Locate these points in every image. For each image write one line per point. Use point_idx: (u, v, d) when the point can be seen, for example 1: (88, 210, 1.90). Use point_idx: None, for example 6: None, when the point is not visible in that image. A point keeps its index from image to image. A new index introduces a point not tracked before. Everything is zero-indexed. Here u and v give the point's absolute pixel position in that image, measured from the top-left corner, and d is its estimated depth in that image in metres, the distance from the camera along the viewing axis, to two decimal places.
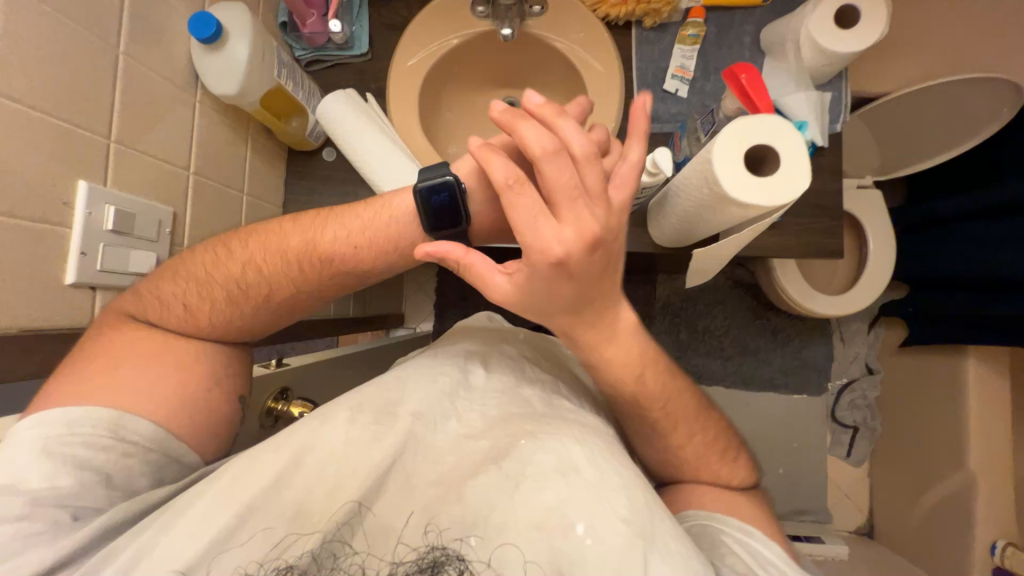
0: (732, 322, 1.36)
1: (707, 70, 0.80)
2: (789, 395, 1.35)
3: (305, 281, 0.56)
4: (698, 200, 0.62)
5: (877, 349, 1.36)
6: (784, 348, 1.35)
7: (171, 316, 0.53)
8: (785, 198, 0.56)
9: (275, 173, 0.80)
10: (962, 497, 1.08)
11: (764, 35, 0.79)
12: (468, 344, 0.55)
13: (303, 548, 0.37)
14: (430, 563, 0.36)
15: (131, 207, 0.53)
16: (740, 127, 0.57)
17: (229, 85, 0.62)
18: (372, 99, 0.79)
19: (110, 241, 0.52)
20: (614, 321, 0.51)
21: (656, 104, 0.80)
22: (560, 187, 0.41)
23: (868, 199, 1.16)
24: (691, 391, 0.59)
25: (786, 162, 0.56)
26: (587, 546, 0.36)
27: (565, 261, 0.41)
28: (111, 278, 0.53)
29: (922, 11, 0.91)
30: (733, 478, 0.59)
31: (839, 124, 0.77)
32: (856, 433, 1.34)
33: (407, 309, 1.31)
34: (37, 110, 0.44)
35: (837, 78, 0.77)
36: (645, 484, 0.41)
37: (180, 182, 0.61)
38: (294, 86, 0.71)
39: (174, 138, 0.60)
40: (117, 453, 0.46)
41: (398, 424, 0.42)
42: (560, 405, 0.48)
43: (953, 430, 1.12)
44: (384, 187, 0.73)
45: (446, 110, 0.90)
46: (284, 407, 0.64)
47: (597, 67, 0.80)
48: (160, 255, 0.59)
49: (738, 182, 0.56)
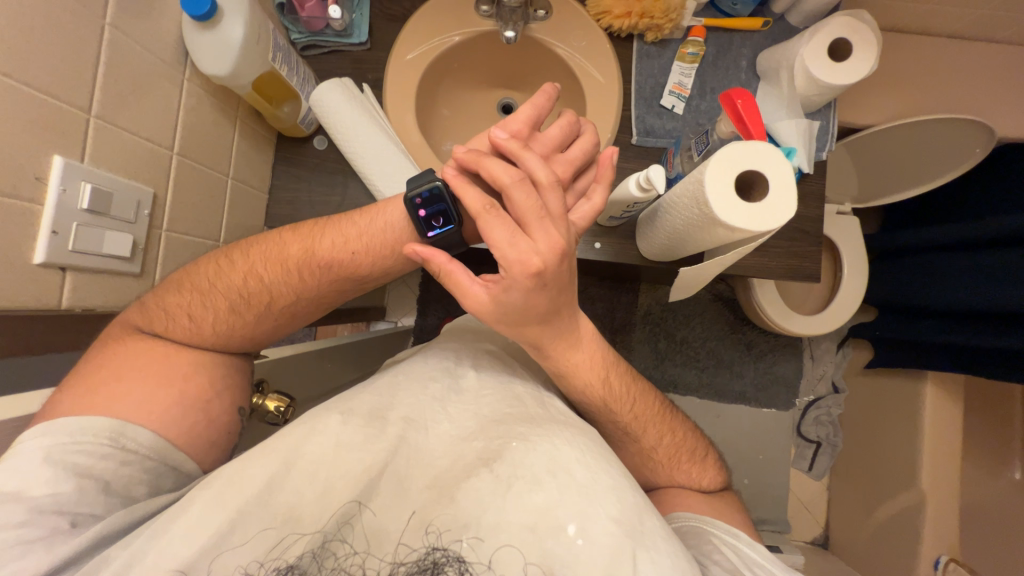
0: (709, 334, 1.39)
1: (704, 90, 0.82)
2: (758, 408, 1.39)
3: (306, 289, 0.55)
4: (686, 219, 0.63)
5: (844, 368, 1.41)
6: (757, 362, 1.39)
7: (176, 328, 0.51)
8: (770, 225, 0.57)
9: (262, 158, 0.77)
10: (912, 513, 1.14)
11: (760, 60, 0.81)
12: (454, 346, 0.54)
13: (303, 547, 0.35)
14: (430, 565, 0.35)
15: (109, 185, 0.50)
16: (730, 152, 0.58)
17: (221, 64, 0.59)
18: (368, 92, 0.78)
19: (85, 222, 0.48)
20: (578, 328, 0.52)
21: (653, 118, 0.81)
22: (527, 209, 0.44)
23: (845, 225, 1.22)
24: (658, 396, 0.61)
25: (774, 189, 0.58)
26: (579, 547, 0.36)
27: (542, 274, 0.43)
28: (84, 261, 0.49)
29: (908, 49, 0.94)
30: (702, 478, 0.60)
31: (825, 152, 0.80)
32: (819, 448, 1.40)
33: (389, 303, 1.28)
34: (14, 79, 0.41)
35: (827, 107, 0.80)
36: (633, 483, 0.42)
37: (162, 161, 0.58)
38: (289, 71, 0.68)
39: (158, 117, 0.57)
40: (116, 462, 0.43)
41: (388, 429, 0.41)
42: (550, 403, 0.48)
43: (908, 450, 1.18)
44: (378, 181, 0.72)
45: (442, 107, 0.89)
46: (260, 402, 0.57)
47: (598, 77, 0.80)
48: (136, 237, 0.55)
49: (726, 205, 0.57)
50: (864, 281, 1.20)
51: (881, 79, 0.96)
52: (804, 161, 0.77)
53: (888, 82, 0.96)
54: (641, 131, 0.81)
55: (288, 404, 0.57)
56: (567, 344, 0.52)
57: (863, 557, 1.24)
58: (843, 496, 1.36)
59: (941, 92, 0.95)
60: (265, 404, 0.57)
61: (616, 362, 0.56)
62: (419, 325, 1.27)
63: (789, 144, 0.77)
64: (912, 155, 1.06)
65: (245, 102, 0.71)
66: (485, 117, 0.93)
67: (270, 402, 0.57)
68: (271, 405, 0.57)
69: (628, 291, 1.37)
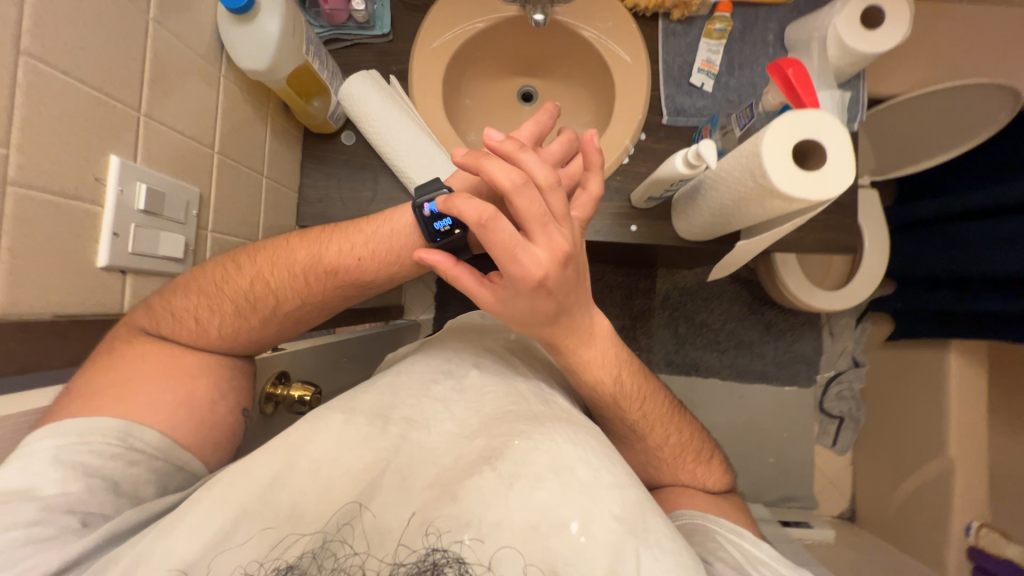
0: (728, 316, 1.34)
1: (732, 66, 0.78)
2: (781, 387, 1.34)
3: (310, 293, 0.56)
4: (736, 193, 0.61)
5: (863, 342, 1.34)
6: (777, 342, 1.34)
7: (183, 331, 0.52)
8: (831, 193, 0.55)
9: (291, 155, 0.78)
10: (938, 484, 1.09)
11: (789, 33, 0.77)
12: (458, 346, 0.55)
13: (303, 547, 0.35)
14: (430, 566, 0.34)
15: (161, 186, 0.52)
16: (795, 119, 0.55)
17: (258, 59, 0.61)
18: (394, 82, 0.78)
19: (142, 223, 0.50)
20: (591, 325, 0.52)
21: (683, 97, 0.78)
22: (530, 215, 0.42)
23: (868, 202, 1.15)
24: (664, 391, 0.60)
25: (832, 157, 0.55)
26: (583, 544, 0.36)
27: (545, 282, 0.43)
28: (141, 262, 0.51)
29: (966, 12, 0.86)
30: (707, 479, 0.59)
31: (856, 123, 0.76)
32: (842, 423, 1.34)
33: (408, 300, 1.29)
34: (70, 76, 0.42)
35: (856, 79, 0.75)
36: (637, 481, 0.42)
37: (205, 159, 0.60)
38: (320, 65, 0.69)
39: (198, 114, 0.58)
40: (124, 461, 0.45)
41: (391, 428, 0.42)
42: (554, 402, 0.48)
43: (934, 426, 1.11)
44: (408, 171, 0.73)
45: (465, 96, 0.87)
46: (284, 392, 0.62)
47: (625, 58, 0.77)
48: (186, 238, 0.57)
49: (787, 175, 0.54)
50: (882, 265, 1.14)
51: (939, 45, 0.88)
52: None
53: (946, 50, 0.88)
54: (671, 111, 0.78)
55: (315, 390, 0.63)
56: (579, 342, 0.52)
57: (892, 532, 1.19)
58: (867, 475, 1.29)
59: (1005, 58, 0.86)
60: (288, 394, 0.62)
61: (629, 358, 0.56)
62: (438, 318, 1.29)
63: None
64: (929, 125, 0.97)
65: (275, 96, 0.72)
66: (507, 105, 0.91)
67: (294, 391, 0.62)
68: (297, 393, 0.63)
69: (648, 276, 1.33)
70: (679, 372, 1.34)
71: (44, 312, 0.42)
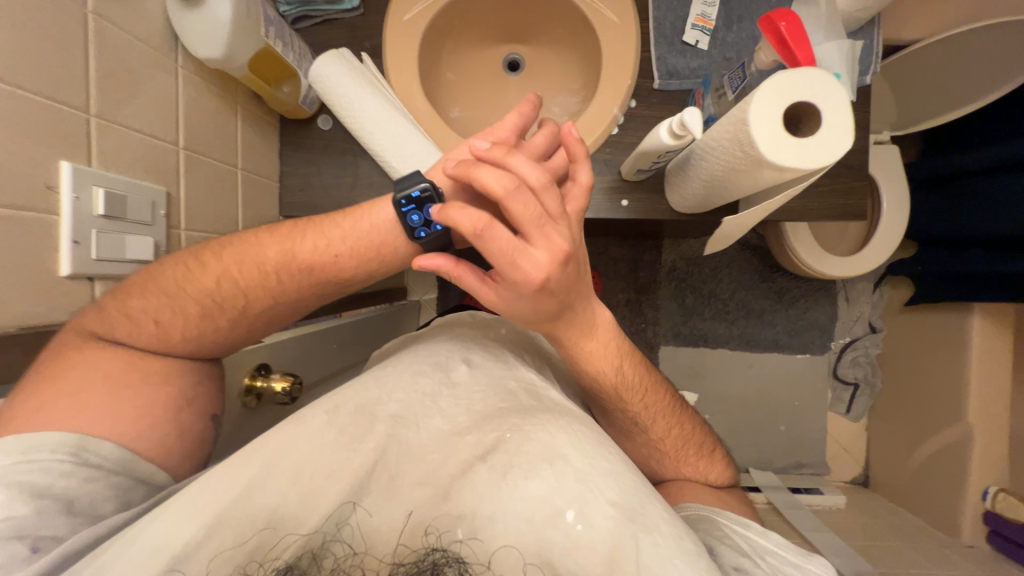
0: (739, 284, 1.31)
1: (730, 19, 0.72)
2: (793, 357, 1.31)
3: (283, 292, 0.54)
4: (727, 163, 0.57)
5: (882, 308, 1.30)
6: (789, 310, 1.31)
7: (139, 334, 0.50)
8: (824, 160, 0.51)
9: (268, 144, 0.75)
10: (956, 449, 1.07)
11: None
12: (445, 342, 0.53)
13: (301, 548, 0.34)
14: (430, 565, 0.34)
15: (120, 188, 0.50)
16: (783, 81, 0.50)
17: (213, 47, 0.57)
18: (367, 61, 0.73)
19: (103, 229, 0.49)
20: (593, 318, 0.50)
21: (676, 58, 0.73)
22: (526, 219, 0.41)
23: (885, 159, 1.09)
24: (665, 383, 0.58)
25: (827, 119, 0.51)
26: (580, 533, 0.35)
27: (547, 284, 0.42)
28: (108, 268, 0.50)
29: None
30: (709, 473, 0.59)
31: (868, 75, 0.70)
32: (857, 391, 1.31)
33: (410, 282, 1.28)
34: (5, 82, 0.39)
35: (870, 25, 0.69)
36: (634, 467, 0.41)
37: (170, 156, 0.57)
38: (284, 47, 0.65)
39: (160, 111, 0.56)
40: (79, 478, 0.42)
41: (377, 427, 0.40)
42: (546, 395, 0.47)
43: (953, 396, 1.09)
44: (384, 155, 0.70)
45: (447, 68, 0.82)
46: (264, 384, 0.62)
47: (612, 17, 0.71)
48: (157, 240, 0.55)
49: (778, 142, 0.50)
50: (897, 236, 1.09)
51: None
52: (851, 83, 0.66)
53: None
54: (663, 74, 0.73)
55: (295, 381, 0.63)
56: (580, 334, 0.50)
57: (904, 496, 1.18)
58: (884, 440, 1.27)
59: None
60: (269, 386, 0.62)
61: (631, 350, 0.54)
62: (442, 298, 1.28)
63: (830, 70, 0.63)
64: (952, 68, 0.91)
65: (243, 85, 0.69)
66: (491, 74, 0.85)
67: (276, 384, 0.62)
68: (278, 385, 0.62)
69: (653, 247, 1.29)
70: (687, 345, 1.32)
71: (8, 324, 0.42)
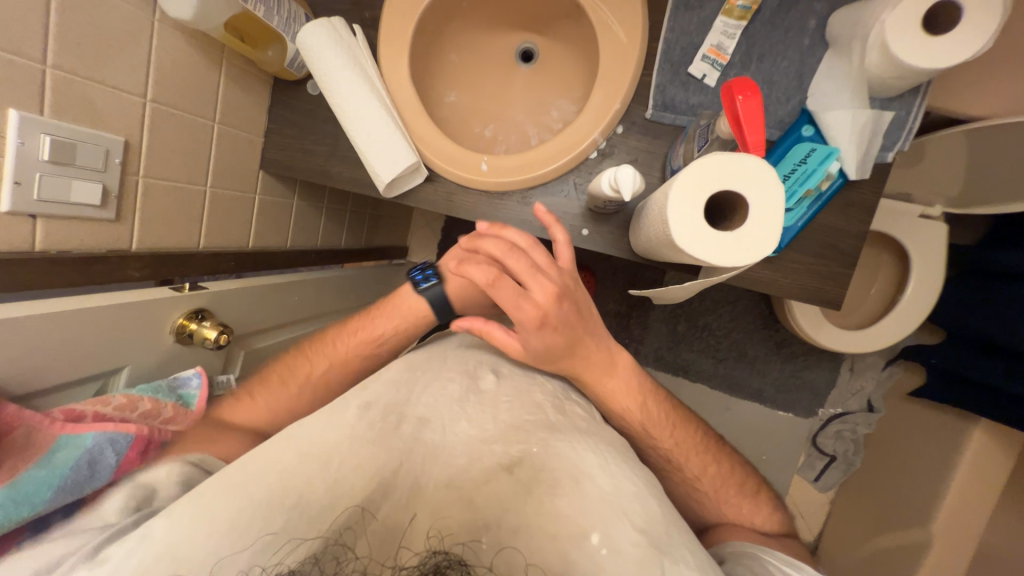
0: (736, 325, 1.29)
1: (749, 56, 0.67)
2: (774, 410, 1.29)
3: (335, 364, 0.65)
4: (658, 235, 0.55)
5: (887, 389, 1.23)
6: (785, 363, 1.28)
7: (237, 410, 0.63)
8: (739, 260, 0.49)
9: (257, 102, 0.73)
10: (911, 551, 1.01)
11: (832, 23, 0.64)
12: (480, 348, 0.53)
13: (306, 553, 0.32)
14: (431, 569, 0.32)
15: (71, 136, 0.49)
16: (706, 166, 0.49)
17: (182, 7, 0.54)
18: (361, 33, 0.69)
19: (51, 173, 0.48)
20: (613, 353, 0.53)
21: (676, 89, 0.68)
22: (520, 269, 0.47)
23: (923, 231, 1.00)
24: (695, 422, 0.59)
25: (753, 216, 0.48)
26: (604, 557, 0.35)
27: (549, 319, 0.46)
28: (53, 209, 0.49)
29: None
30: (755, 516, 0.57)
31: (892, 151, 0.65)
32: (831, 463, 1.26)
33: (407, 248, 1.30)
34: None
35: (913, 94, 0.64)
36: (661, 495, 0.41)
37: (134, 109, 0.56)
38: (268, 12, 0.60)
39: (132, 69, 0.54)
40: (170, 472, 0.49)
41: (405, 427, 0.41)
42: (572, 411, 0.46)
43: (927, 491, 1.01)
44: (360, 143, 0.67)
45: (451, 50, 0.78)
46: (196, 326, 0.64)
47: (617, 33, 0.66)
48: (107, 185, 0.54)
49: (690, 229, 0.49)
50: (914, 327, 1.01)
51: None
52: (852, 166, 0.64)
53: (977, 69, 0.76)
54: (658, 104, 0.69)
55: (227, 335, 0.65)
56: (602, 371, 0.52)
57: None
58: (843, 514, 1.24)
59: None
60: (200, 329, 0.65)
61: (652, 389, 0.57)
62: None
63: (830, 138, 0.64)
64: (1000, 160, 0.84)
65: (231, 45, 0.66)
66: (497, 69, 0.80)
67: (206, 330, 0.64)
68: (210, 333, 0.64)
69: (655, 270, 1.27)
70: (666, 369, 1.32)
71: None
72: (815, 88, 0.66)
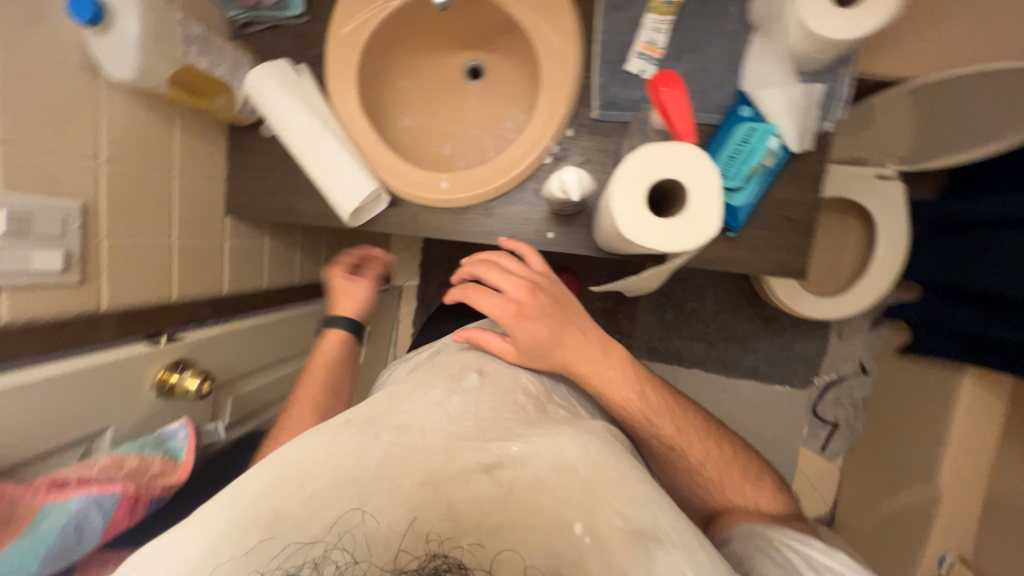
0: (723, 305, 1.30)
1: (681, 48, 0.69)
2: (770, 385, 1.30)
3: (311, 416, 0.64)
4: (613, 229, 0.58)
5: (877, 350, 1.24)
6: (774, 337, 1.29)
7: None
8: (685, 242, 0.52)
9: (214, 149, 0.74)
10: (922, 508, 1.00)
11: (754, 7, 0.67)
12: (465, 350, 0.54)
13: (301, 557, 0.34)
14: (431, 569, 0.36)
15: (25, 207, 0.49)
16: (644, 157, 0.52)
17: (127, 68, 0.56)
18: (305, 73, 0.72)
19: (9, 247, 0.48)
20: (603, 343, 0.56)
21: (617, 87, 0.71)
22: (492, 274, 0.57)
23: (880, 190, 1.01)
24: (693, 408, 0.62)
25: (693, 200, 0.51)
26: (588, 545, 0.36)
27: (526, 307, 0.54)
28: (18, 280, 0.49)
29: None
30: (760, 500, 0.59)
31: (829, 121, 0.68)
32: (834, 430, 1.27)
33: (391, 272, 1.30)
34: None
35: (841, 64, 0.66)
36: (645, 478, 0.41)
37: (90, 172, 0.56)
38: (210, 62, 0.65)
39: (82, 133, 0.55)
40: None
41: (382, 434, 0.40)
42: (551, 409, 0.48)
43: (930, 444, 1.02)
44: (317, 177, 0.69)
45: (399, 77, 0.80)
46: (177, 378, 0.64)
47: (554, 41, 0.69)
48: (70, 250, 0.54)
49: (639, 219, 0.52)
50: (891, 283, 1.03)
51: None
52: (790, 139, 0.67)
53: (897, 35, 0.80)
54: (602, 103, 0.71)
55: (210, 381, 0.65)
56: (592, 362, 0.54)
57: (867, 549, 1.13)
58: (853, 481, 1.24)
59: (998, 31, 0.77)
60: (181, 381, 0.64)
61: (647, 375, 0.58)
62: None
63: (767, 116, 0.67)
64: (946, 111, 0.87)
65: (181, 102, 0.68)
66: (446, 89, 0.82)
67: (189, 381, 0.64)
68: (191, 382, 0.64)
69: None
70: (660, 360, 1.33)
71: None
72: (746, 70, 0.68)
